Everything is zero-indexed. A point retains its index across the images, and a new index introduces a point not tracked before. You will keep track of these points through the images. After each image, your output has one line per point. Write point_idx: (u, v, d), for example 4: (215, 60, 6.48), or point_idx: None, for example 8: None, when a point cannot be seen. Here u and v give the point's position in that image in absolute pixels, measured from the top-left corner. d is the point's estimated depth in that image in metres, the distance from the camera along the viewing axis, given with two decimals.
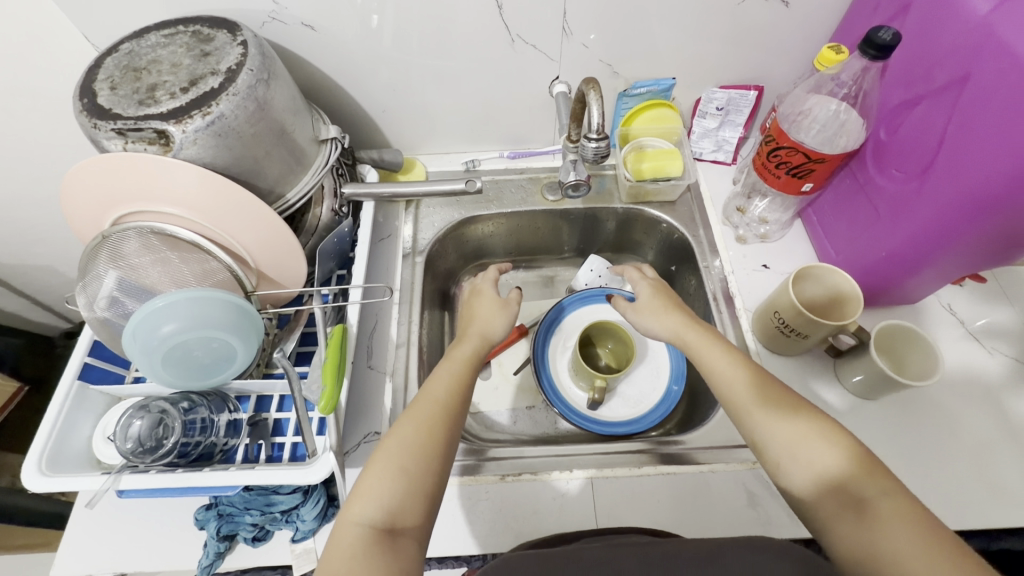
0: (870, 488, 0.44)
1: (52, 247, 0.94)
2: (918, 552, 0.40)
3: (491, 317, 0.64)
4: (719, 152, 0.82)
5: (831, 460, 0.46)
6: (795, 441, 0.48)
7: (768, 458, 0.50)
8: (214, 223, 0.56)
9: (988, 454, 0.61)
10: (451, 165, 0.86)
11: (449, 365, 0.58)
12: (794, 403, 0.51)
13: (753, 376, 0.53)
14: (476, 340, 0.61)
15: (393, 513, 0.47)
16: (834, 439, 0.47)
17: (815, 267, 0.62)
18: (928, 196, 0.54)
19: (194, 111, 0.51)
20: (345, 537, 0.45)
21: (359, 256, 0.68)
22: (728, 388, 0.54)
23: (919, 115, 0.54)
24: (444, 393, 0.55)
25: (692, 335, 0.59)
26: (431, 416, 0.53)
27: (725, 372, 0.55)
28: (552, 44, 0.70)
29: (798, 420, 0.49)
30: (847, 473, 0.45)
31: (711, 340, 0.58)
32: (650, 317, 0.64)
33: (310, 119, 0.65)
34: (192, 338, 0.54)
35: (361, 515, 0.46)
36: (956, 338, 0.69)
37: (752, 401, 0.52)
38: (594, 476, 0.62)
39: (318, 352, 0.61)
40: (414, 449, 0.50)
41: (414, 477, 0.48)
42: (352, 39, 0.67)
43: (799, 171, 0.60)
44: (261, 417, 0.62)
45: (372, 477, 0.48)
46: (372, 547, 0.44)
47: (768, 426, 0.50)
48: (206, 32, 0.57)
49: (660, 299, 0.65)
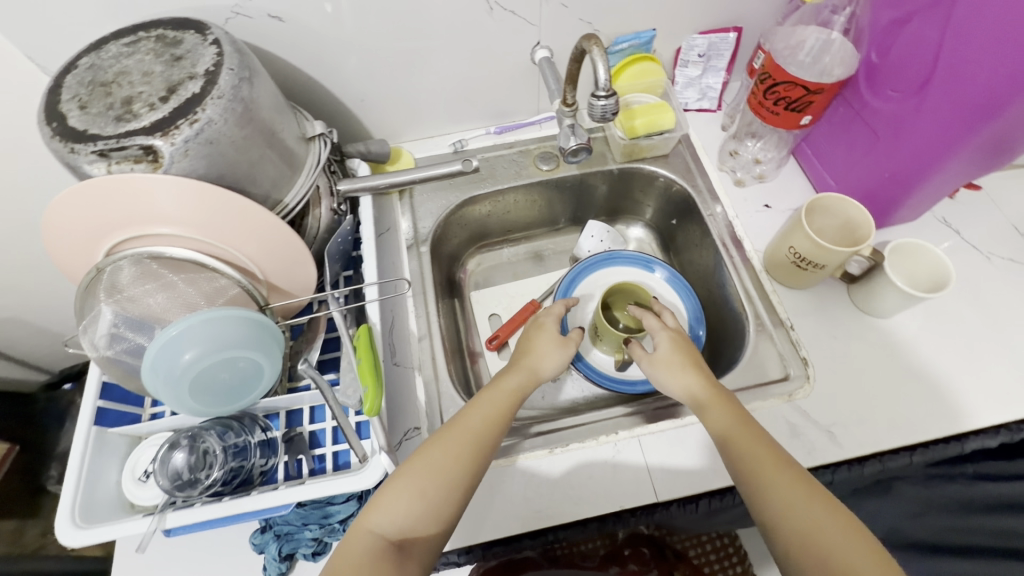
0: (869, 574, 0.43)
1: (22, 295, 0.87)
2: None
3: (548, 355, 0.64)
4: (704, 99, 0.83)
5: (834, 542, 0.45)
6: (799, 520, 0.47)
7: (764, 513, 0.49)
8: (217, 238, 0.53)
9: (1000, 353, 0.65)
10: (438, 148, 0.84)
11: (489, 399, 0.57)
12: (813, 489, 0.49)
13: (760, 442, 0.52)
14: (521, 377, 0.61)
15: (406, 528, 0.48)
16: (851, 538, 0.45)
17: (840, 199, 0.62)
18: (929, 111, 0.55)
19: (180, 120, 0.47)
20: (359, 541, 0.47)
21: (367, 252, 0.65)
22: (736, 449, 0.53)
23: (912, 33, 0.54)
24: (479, 424, 0.55)
25: (709, 398, 0.57)
26: (462, 450, 0.52)
27: (722, 426, 0.55)
28: (530, 8, 0.68)
29: (804, 494, 0.48)
30: (851, 557, 0.44)
31: (725, 408, 0.56)
32: (670, 376, 0.62)
33: (293, 117, 0.62)
34: (216, 363, 0.51)
35: (375, 526, 0.48)
36: (954, 248, 0.71)
37: (767, 473, 0.50)
38: (640, 434, 0.63)
39: (344, 356, 0.59)
40: (437, 475, 0.50)
41: (432, 504, 0.49)
42: (325, 25, 0.63)
43: (797, 105, 0.60)
44: (296, 433, 0.60)
45: (396, 492, 0.49)
46: (379, 561, 0.46)
47: (774, 490, 0.49)
48: (171, 35, 0.53)
49: (677, 358, 0.62)
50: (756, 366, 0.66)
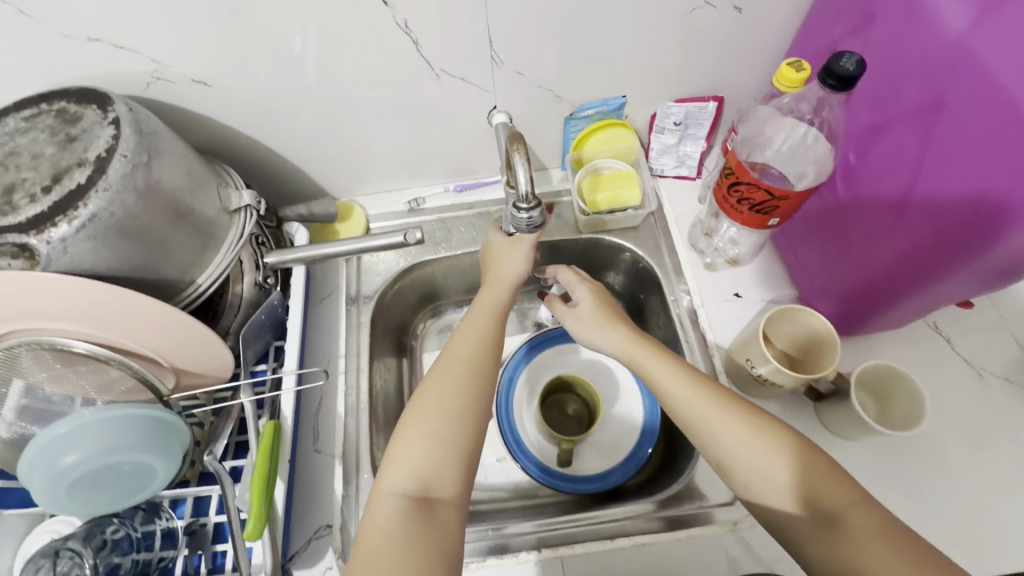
0: (865, 529, 0.42)
1: None
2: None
3: (513, 258, 0.63)
4: (681, 167, 0.76)
5: (829, 498, 0.44)
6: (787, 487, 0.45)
7: (752, 493, 0.47)
8: (110, 331, 0.49)
9: (982, 492, 0.58)
10: (393, 206, 0.79)
11: (473, 326, 0.59)
12: (755, 415, 0.49)
13: (731, 410, 0.49)
14: (495, 289, 0.62)
15: (425, 482, 0.48)
16: (800, 458, 0.46)
17: (783, 307, 0.57)
18: (905, 232, 0.48)
19: (59, 216, 0.44)
20: (383, 507, 0.47)
21: (292, 331, 0.63)
22: (711, 435, 0.49)
23: (891, 142, 0.48)
24: (469, 349, 0.56)
25: (638, 350, 0.56)
26: (460, 381, 0.54)
27: (668, 386, 0.53)
28: (482, 75, 0.62)
29: (740, 428, 0.48)
30: (845, 512, 0.43)
31: (660, 361, 0.54)
32: (601, 334, 0.59)
33: (215, 188, 0.57)
34: (101, 467, 0.48)
35: (394, 486, 0.48)
36: (941, 361, 0.64)
37: (716, 421, 0.49)
38: (564, 554, 0.57)
39: (251, 450, 0.57)
40: (444, 412, 0.51)
41: (446, 443, 0.50)
42: (258, 89, 0.60)
43: (763, 208, 0.54)
44: (200, 524, 0.57)
45: (405, 447, 0.50)
46: (406, 518, 0.46)
47: (755, 465, 0.46)
48: (73, 109, 0.49)
49: (603, 311, 0.60)
50: (702, 484, 0.60)
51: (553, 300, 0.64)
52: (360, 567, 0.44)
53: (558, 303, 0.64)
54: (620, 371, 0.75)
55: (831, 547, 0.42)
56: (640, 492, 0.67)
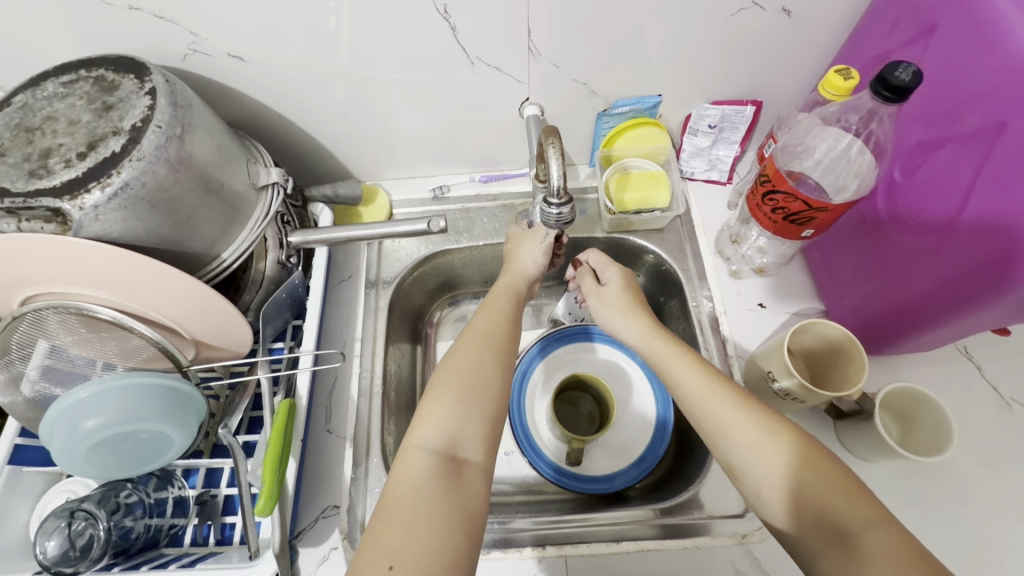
0: (883, 550, 0.38)
1: None
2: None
3: (530, 247, 0.63)
4: (712, 171, 0.74)
5: (844, 513, 0.40)
6: (800, 497, 0.42)
7: (762, 502, 0.44)
8: (135, 301, 0.50)
9: (1004, 526, 0.56)
10: (417, 192, 0.79)
11: (496, 307, 0.59)
12: (767, 412, 0.47)
13: (744, 406, 0.47)
14: (509, 277, 0.62)
15: (454, 441, 0.48)
16: (813, 461, 0.43)
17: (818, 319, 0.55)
18: (948, 256, 0.46)
19: (92, 182, 0.44)
20: (411, 462, 0.47)
21: (312, 311, 0.63)
22: (721, 432, 0.47)
23: (943, 161, 0.46)
24: (487, 329, 0.56)
25: (652, 339, 0.55)
26: (475, 359, 0.53)
27: (684, 380, 0.51)
28: (518, 65, 0.62)
29: (749, 424, 0.46)
30: (861, 530, 0.39)
31: (675, 349, 0.53)
32: (624, 322, 0.58)
33: (244, 164, 0.57)
34: (117, 434, 0.49)
35: (424, 441, 0.48)
36: (971, 387, 0.62)
37: (727, 417, 0.47)
38: (568, 554, 0.57)
39: (266, 425, 0.57)
40: (472, 381, 0.52)
41: (469, 405, 0.50)
42: (292, 67, 0.59)
43: (798, 218, 0.53)
44: (210, 495, 0.58)
45: (435, 406, 0.50)
46: (435, 473, 0.46)
47: (766, 472, 0.44)
48: (110, 77, 0.50)
49: (628, 295, 0.60)
50: (714, 493, 0.60)
51: (582, 273, 0.64)
52: (389, 514, 0.44)
53: (588, 279, 0.63)
54: (636, 373, 0.74)
55: (839, 564, 0.39)
56: (647, 498, 0.67)
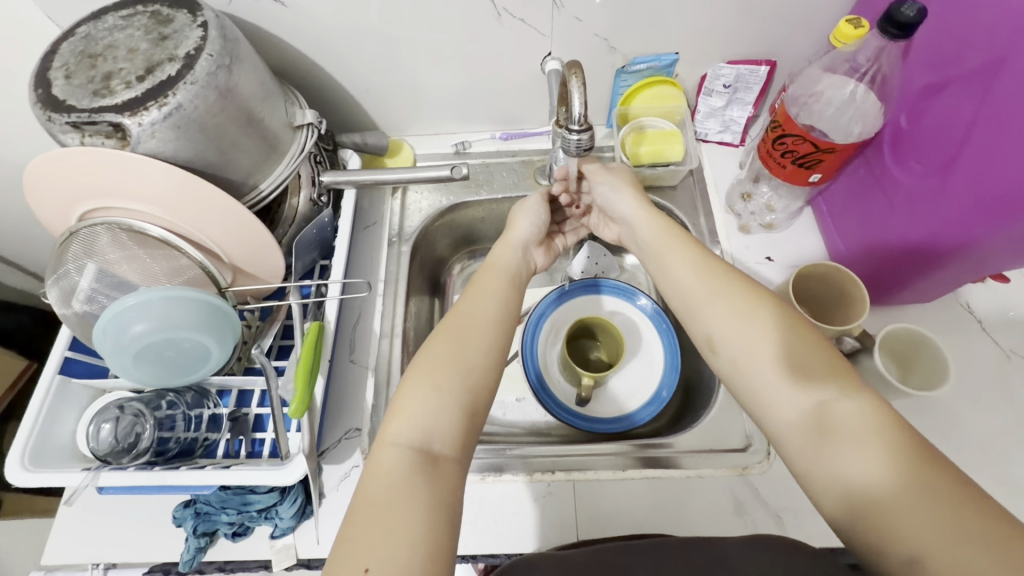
0: (853, 418, 0.40)
1: (29, 243, 0.92)
2: (896, 484, 0.36)
3: (525, 214, 0.66)
4: (725, 132, 0.77)
5: (819, 385, 0.43)
6: (778, 371, 0.44)
7: (740, 375, 0.47)
8: (183, 220, 0.54)
9: (997, 466, 0.58)
10: (440, 147, 0.82)
11: (490, 288, 0.59)
12: (756, 292, 0.49)
13: (733, 283, 0.50)
14: (503, 251, 0.64)
15: (430, 435, 0.47)
16: (798, 334, 0.46)
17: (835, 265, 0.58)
18: (949, 196, 0.49)
19: (150, 102, 0.48)
20: (385, 459, 0.45)
21: (339, 248, 0.67)
22: (709, 306, 0.50)
23: (945, 103, 0.49)
24: (504, 287, 0.60)
25: (650, 222, 0.59)
26: (496, 312, 0.57)
27: (679, 266, 0.54)
28: (542, 18, 0.65)
29: (736, 300, 0.49)
30: (835, 398, 0.41)
31: (671, 232, 0.57)
32: (622, 194, 0.62)
33: (282, 104, 0.61)
34: (162, 340, 0.53)
35: (397, 438, 0.47)
36: (970, 339, 0.65)
37: (713, 295, 0.50)
38: (576, 478, 0.60)
39: (296, 347, 0.61)
40: (456, 366, 0.51)
41: (448, 395, 0.49)
42: (328, 15, 0.63)
43: (806, 161, 0.56)
44: (242, 413, 0.62)
45: (410, 399, 0.48)
46: (412, 466, 0.45)
47: (748, 343, 0.46)
48: (165, 12, 0.54)
49: (627, 176, 0.64)
50: (718, 430, 0.62)
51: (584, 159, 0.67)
52: (359, 516, 0.42)
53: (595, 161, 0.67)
54: (645, 325, 0.77)
55: (810, 432, 0.41)
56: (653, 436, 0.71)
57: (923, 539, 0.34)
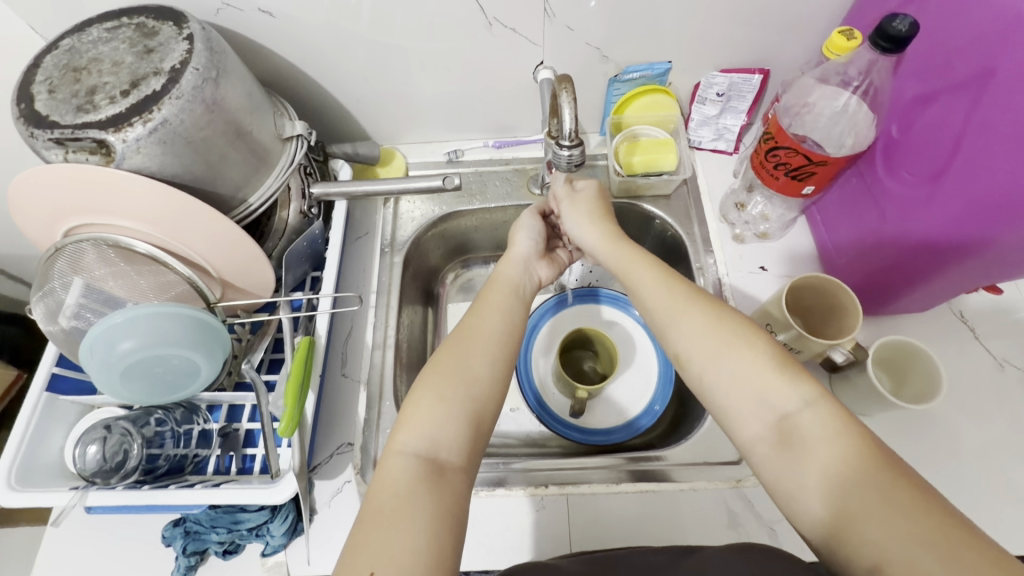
0: (821, 432, 0.40)
1: (19, 253, 0.91)
2: (863, 499, 0.36)
3: (522, 231, 0.66)
4: (719, 140, 0.76)
5: (783, 398, 0.42)
6: (746, 386, 0.44)
7: (707, 392, 0.46)
8: (170, 235, 0.53)
9: (992, 476, 0.58)
10: (433, 155, 0.82)
11: (494, 304, 0.59)
12: (719, 308, 0.49)
13: (695, 300, 0.49)
14: (509, 270, 0.63)
15: (436, 445, 0.47)
16: (758, 347, 0.45)
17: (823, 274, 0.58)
18: (940, 205, 0.49)
19: (135, 118, 0.47)
20: (394, 467, 0.46)
21: (331, 260, 0.66)
22: (674, 324, 0.49)
23: (935, 113, 0.48)
24: (502, 298, 0.60)
25: (617, 250, 0.58)
26: (497, 323, 0.57)
27: (647, 284, 0.53)
28: (534, 28, 0.64)
29: (699, 318, 0.48)
30: (800, 412, 0.41)
31: (637, 254, 0.56)
32: (587, 227, 0.61)
33: (271, 115, 0.61)
34: (151, 357, 0.52)
35: (405, 446, 0.47)
36: (964, 348, 0.65)
37: (679, 311, 0.49)
38: (569, 492, 0.60)
39: (286, 362, 0.61)
40: (457, 377, 0.51)
41: (453, 406, 0.49)
42: (316, 25, 0.62)
43: (799, 174, 0.55)
44: (233, 428, 0.61)
45: (417, 409, 0.49)
46: (418, 476, 0.45)
47: (712, 359, 0.46)
48: (150, 25, 0.53)
49: (595, 202, 0.63)
50: (712, 443, 0.62)
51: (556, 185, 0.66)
52: (371, 524, 0.42)
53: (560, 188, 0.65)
54: (638, 334, 0.77)
55: (779, 448, 0.41)
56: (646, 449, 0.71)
57: (894, 555, 0.34)
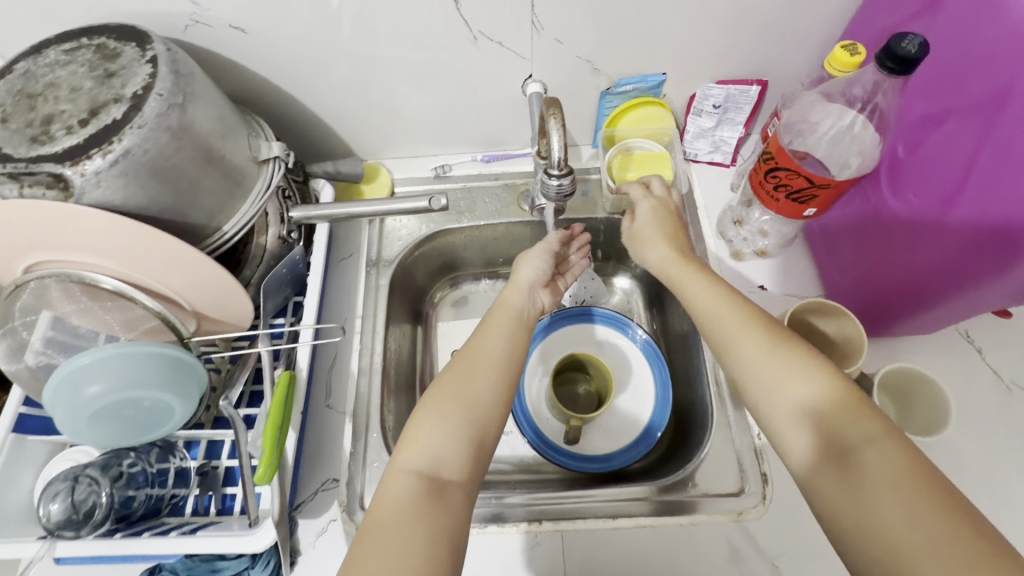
0: (880, 465, 0.39)
1: None
2: (918, 531, 0.36)
3: (529, 260, 0.63)
4: (716, 153, 0.74)
5: (836, 422, 0.42)
6: (803, 412, 0.44)
7: (763, 416, 0.47)
8: (135, 268, 0.50)
9: (1002, 505, 0.56)
10: (419, 171, 0.79)
11: (497, 327, 0.57)
12: (778, 331, 0.49)
13: (753, 322, 0.50)
14: (514, 294, 0.61)
15: (439, 463, 0.47)
16: (817, 373, 0.45)
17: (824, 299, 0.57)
18: (951, 232, 0.46)
19: (94, 149, 0.44)
20: (394, 482, 0.46)
21: (312, 286, 0.63)
22: (731, 346, 0.49)
23: (944, 135, 0.46)
24: (508, 324, 0.57)
25: (675, 268, 0.57)
26: (497, 349, 0.55)
27: (704, 303, 0.53)
28: (521, 40, 0.61)
29: (756, 340, 0.48)
30: (851, 436, 0.41)
31: (695, 274, 0.55)
32: (651, 247, 0.60)
33: (245, 138, 0.58)
34: (121, 400, 0.50)
35: (408, 463, 0.47)
36: (970, 369, 0.63)
37: (737, 331, 0.49)
38: (564, 528, 0.57)
39: (265, 401, 0.58)
40: (462, 396, 0.50)
41: (460, 425, 0.49)
42: (292, 41, 0.59)
43: (800, 196, 0.53)
44: (211, 467, 0.58)
45: (423, 426, 0.49)
46: (418, 495, 0.45)
47: (768, 384, 0.46)
48: (112, 46, 0.50)
49: (661, 220, 0.61)
50: (712, 473, 0.60)
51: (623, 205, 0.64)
52: (369, 537, 0.43)
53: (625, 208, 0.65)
54: (635, 356, 0.74)
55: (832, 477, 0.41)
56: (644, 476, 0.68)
57: None
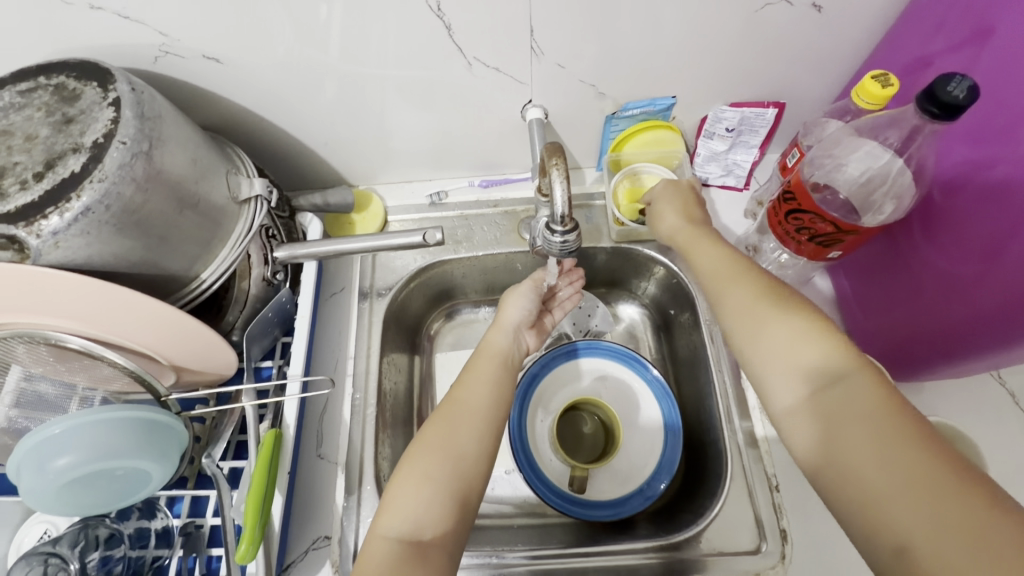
0: (860, 404, 0.38)
1: None
2: (900, 480, 0.35)
3: (516, 299, 0.59)
4: (728, 176, 0.69)
5: (825, 369, 0.41)
6: (785, 356, 0.43)
7: (750, 365, 0.46)
8: (102, 329, 0.46)
9: None
10: (413, 198, 0.74)
11: (482, 374, 0.53)
12: (766, 282, 0.48)
13: (744, 274, 0.49)
14: (503, 339, 0.57)
15: (422, 527, 0.43)
16: (802, 318, 0.44)
17: None
18: (988, 290, 0.42)
19: (50, 208, 0.40)
20: (373, 551, 0.42)
21: (300, 331, 0.59)
22: (722, 300, 0.49)
23: (986, 186, 0.42)
24: (495, 371, 0.53)
25: (683, 236, 0.56)
26: (489, 402, 0.51)
27: (703, 263, 0.53)
28: (519, 66, 0.57)
29: (745, 291, 0.48)
30: (840, 386, 0.40)
31: (704, 240, 0.54)
32: (668, 220, 0.58)
33: (224, 176, 0.53)
34: (92, 472, 0.46)
35: (390, 529, 0.43)
36: (1003, 415, 0.58)
37: (727, 286, 0.49)
38: None
39: (248, 466, 0.54)
40: (447, 453, 0.47)
41: (445, 484, 0.45)
42: (273, 71, 0.55)
43: (825, 241, 0.50)
44: (195, 526, 0.54)
45: (405, 487, 0.45)
46: (397, 566, 0.41)
47: (753, 333, 0.46)
48: (72, 86, 0.45)
49: (682, 199, 0.59)
50: (726, 529, 0.56)
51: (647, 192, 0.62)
52: None
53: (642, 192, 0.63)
54: (643, 395, 0.70)
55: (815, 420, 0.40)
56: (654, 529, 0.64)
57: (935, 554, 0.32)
